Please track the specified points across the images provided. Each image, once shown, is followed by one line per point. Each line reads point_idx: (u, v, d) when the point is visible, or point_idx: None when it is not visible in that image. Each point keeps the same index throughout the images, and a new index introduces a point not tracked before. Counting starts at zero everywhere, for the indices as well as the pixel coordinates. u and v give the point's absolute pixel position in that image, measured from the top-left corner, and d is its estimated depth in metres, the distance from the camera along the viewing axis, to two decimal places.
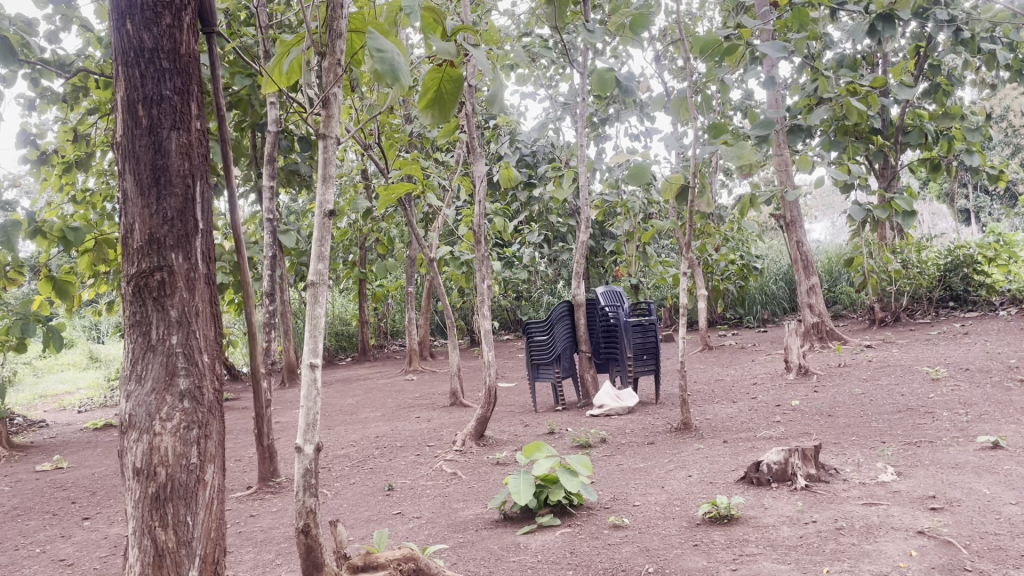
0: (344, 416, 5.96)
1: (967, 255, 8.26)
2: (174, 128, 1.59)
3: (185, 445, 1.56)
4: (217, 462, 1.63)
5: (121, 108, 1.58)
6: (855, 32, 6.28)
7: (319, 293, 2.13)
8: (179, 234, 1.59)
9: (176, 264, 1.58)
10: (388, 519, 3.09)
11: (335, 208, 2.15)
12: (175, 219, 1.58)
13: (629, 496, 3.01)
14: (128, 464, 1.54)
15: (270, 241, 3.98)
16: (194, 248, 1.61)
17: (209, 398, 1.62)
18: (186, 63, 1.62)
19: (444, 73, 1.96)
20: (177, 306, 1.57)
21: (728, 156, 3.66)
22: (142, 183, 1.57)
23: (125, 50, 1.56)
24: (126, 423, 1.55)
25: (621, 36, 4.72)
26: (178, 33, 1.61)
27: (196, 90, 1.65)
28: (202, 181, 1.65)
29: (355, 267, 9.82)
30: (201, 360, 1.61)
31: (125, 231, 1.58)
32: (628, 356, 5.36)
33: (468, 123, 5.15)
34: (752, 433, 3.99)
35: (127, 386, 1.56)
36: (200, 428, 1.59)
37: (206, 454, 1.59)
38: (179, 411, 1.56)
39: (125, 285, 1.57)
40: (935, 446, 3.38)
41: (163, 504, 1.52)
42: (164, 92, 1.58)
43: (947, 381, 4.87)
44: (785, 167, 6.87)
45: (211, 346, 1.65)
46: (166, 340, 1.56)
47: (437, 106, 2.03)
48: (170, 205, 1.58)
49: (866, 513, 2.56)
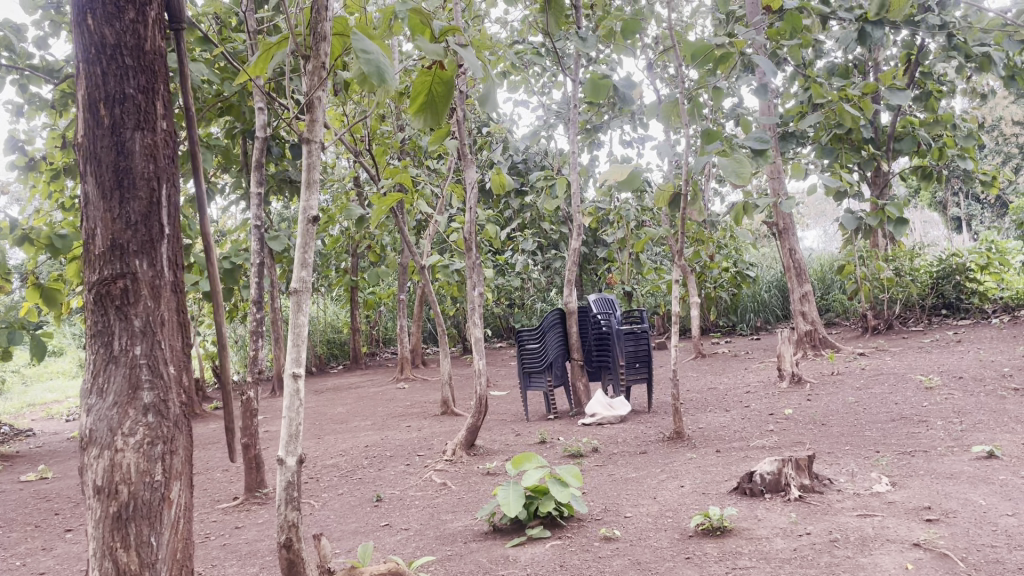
0: (334, 425, 5.91)
1: (960, 263, 8.24)
2: (138, 128, 1.55)
3: (149, 461, 1.51)
4: (183, 478, 1.59)
5: (82, 107, 1.53)
6: (845, 39, 6.28)
7: (302, 300, 2.07)
8: (143, 239, 1.54)
9: (140, 271, 1.53)
10: (375, 530, 3.03)
11: (319, 213, 2.11)
12: (138, 223, 1.54)
13: (620, 507, 2.96)
14: (89, 482, 1.49)
15: (258, 248, 3.91)
16: (159, 255, 1.57)
17: (174, 412, 1.58)
18: (151, 61, 1.58)
19: (434, 75, 1.91)
20: (141, 315, 1.53)
21: (722, 166, 3.63)
22: (104, 186, 1.53)
23: (88, 47, 1.52)
24: (87, 438, 1.50)
25: (613, 43, 4.70)
26: (142, 29, 1.56)
27: (162, 89, 1.61)
28: (168, 183, 1.61)
29: (347, 275, 9.77)
30: (166, 372, 1.56)
31: (87, 236, 1.53)
32: (621, 365, 5.30)
33: (459, 130, 5.12)
34: (745, 442, 3.96)
35: (87, 400, 1.51)
36: (165, 443, 1.55)
37: (171, 470, 1.55)
38: (143, 425, 1.51)
39: (87, 292, 1.52)
40: (929, 456, 3.35)
41: (125, 523, 1.47)
42: (126, 90, 1.53)
43: (941, 389, 4.84)
44: (778, 174, 6.85)
45: (177, 357, 1.61)
46: (129, 350, 1.51)
47: (430, 110, 1.99)
48: (134, 209, 1.53)
49: (860, 525, 2.52)
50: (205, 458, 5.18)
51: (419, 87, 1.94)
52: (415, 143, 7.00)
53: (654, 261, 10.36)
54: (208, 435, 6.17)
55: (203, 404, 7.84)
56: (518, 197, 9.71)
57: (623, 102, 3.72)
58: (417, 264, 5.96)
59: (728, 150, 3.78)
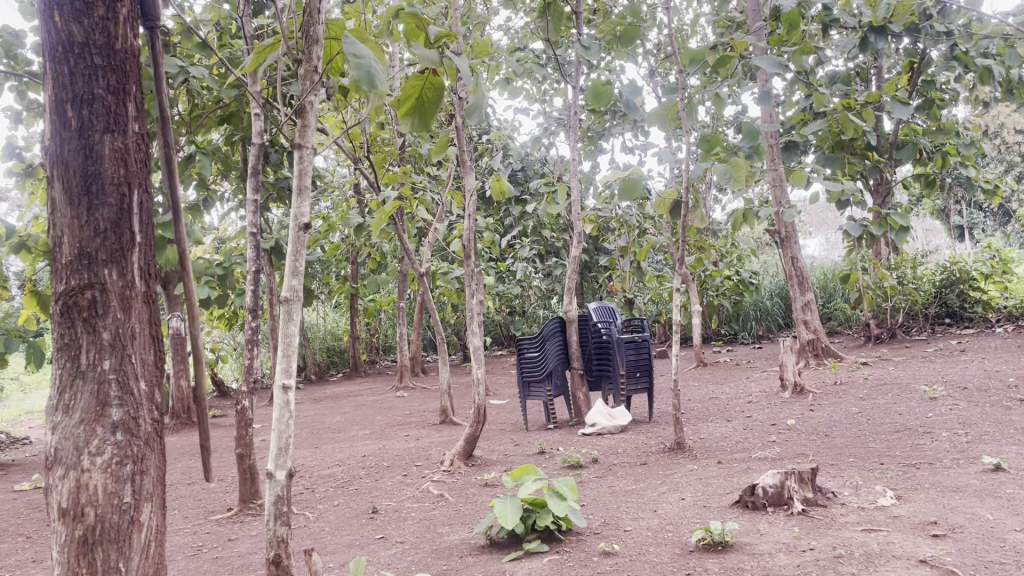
0: (332, 434, 5.85)
1: (965, 271, 8.15)
2: (107, 131, 1.59)
3: (117, 482, 1.56)
4: (154, 500, 1.64)
5: (50, 108, 1.57)
6: (847, 46, 6.24)
7: (293, 310, 2.02)
8: (112, 248, 1.59)
9: (109, 281, 1.58)
10: (370, 543, 2.98)
11: (311, 220, 2.08)
12: (107, 231, 1.58)
13: (620, 520, 2.90)
14: (55, 504, 1.54)
15: (255, 256, 3.85)
16: (129, 264, 1.61)
17: (145, 429, 1.63)
18: (122, 60, 1.62)
19: (426, 80, 1.86)
20: (110, 327, 1.57)
21: (724, 172, 3.58)
22: (72, 192, 1.56)
23: (55, 44, 1.55)
24: (52, 458, 1.54)
25: (614, 50, 4.67)
26: (112, 26, 1.60)
27: (134, 90, 1.65)
28: (139, 189, 1.66)
29: (347, 282, 9.72)
30: (136, 389, 1.61)
31: (54, 244, 1.57)
32: (622, 374, 5.24)
33: (459, 137, 5.07)
34: (747, 454, 3.90)
35: (54, 418, 1.56)
36: (134, 464, 1.60)
37: (141, 492, 1.60)
38: (111, 444, 1.56)
39: (54, 304, 1.56)
40: (935, 468, 3.29)
41: (92, 549, 1.52)
42: (95, 91, 1.57)
43: (945, 400, 4.78)
44: (781, 182, 6.80)
45: (148, 371, 1.65)
46: (97, 365, 1.56)
47: (418, 114, 1.94)
48: (102, 216, 1.58)
49: (865, 540, 2.46)
50: (201, 467, 5.12)
51: (409, 93, 1.89)
52: (415, 150, 6.95)
53: (655, 268, 10.32)
54: (205, 443, 6.11)
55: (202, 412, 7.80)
56: (518, 205, 9.66)
57: (626, 107, 3.68)
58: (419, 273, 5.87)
59: (729, 156, 3.74)
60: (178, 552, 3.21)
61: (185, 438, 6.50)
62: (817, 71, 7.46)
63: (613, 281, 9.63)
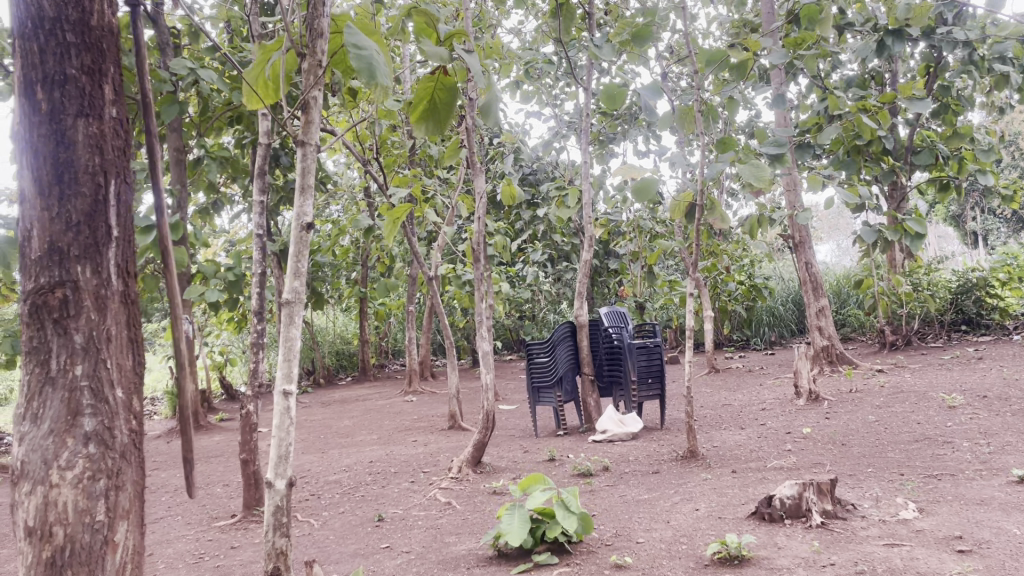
0: (339, 439, 5.78)
1: (981, 278, 7.99)
2: (81, 115, 1.54)
3: (90, 499, 1.50)
4: (131, 518, 1.59)
5: (18, 89, 1.52)
6: (863, 50, 6.12)
7: (294, 312, 1.97)
8: (86, 243, 1.54)
9: (82, 278, 1.53)
10: (375, 553, 2.91)
11: (314, 221, 1.99)
12: (79, 225, 1.53)
13: (632, 532, 2.82)
14: (21, 523, 1.47)
15: (260, 259, 3.76)
16: (104, 261, 1.56)
17: (121, 442, 1.58)
18: (98, 38, 1.58)
19: (438, 81, 1.79)
20: (83, 329, 1.52)
21: (741, 173, 3.51)
22: (43, 181, 1.52)
23: (25, 19, 1.51)
24: (19, 473, 1.48)
25: (627, 53, 4.61)
26: (87, 3, 1.56)
27: (111, 71, 1.61)
28: (116, 178, 1.61)
29: (356, 286, 9.67)
30: (111, 397, 1.55)
31: (23, 239, 1.52)
32: (633, 380, 5.15)
33: (468, 138, 4.98)
34: (762, 463, 3.80)
35: (21, 429, 1.50)
36: (109, 478, 1.54)
37: (116, 509, 1.54)
38: (83, 457, 1.50)
39: (24, 303, 1.51)
40: (957, 480, 3.19)
41: (60, 571, 1.45)
42: (68, 71, 1.53)
43: (964, 409, 4.67)
44: (796, 186, 6.68)
45: (126, 378, 1.60)
46: (69, 371, 1.51)
47: (432, 117, 1.87)
48: (75, 207, 1.53)
49: (888, 555, 2.36)
50: (207, 472, 5.06)
51: (421, 93, 1.82)
52: (425, 153, 6.88)
53: (667, 273, 10.21)
54: (212, 448, 6.06)
55: (209, 415, 7.75)
56: (529, 209, 9.59)
57: (642, 108, 3.61)
58: (429, 277, 5.78)
59: (745, 157, 3.66)
60: (179, 560, 3.14)
61: (191, 442, 6.45)
62: (832, 74, 7.36)
63: (624, 285, 9.54)
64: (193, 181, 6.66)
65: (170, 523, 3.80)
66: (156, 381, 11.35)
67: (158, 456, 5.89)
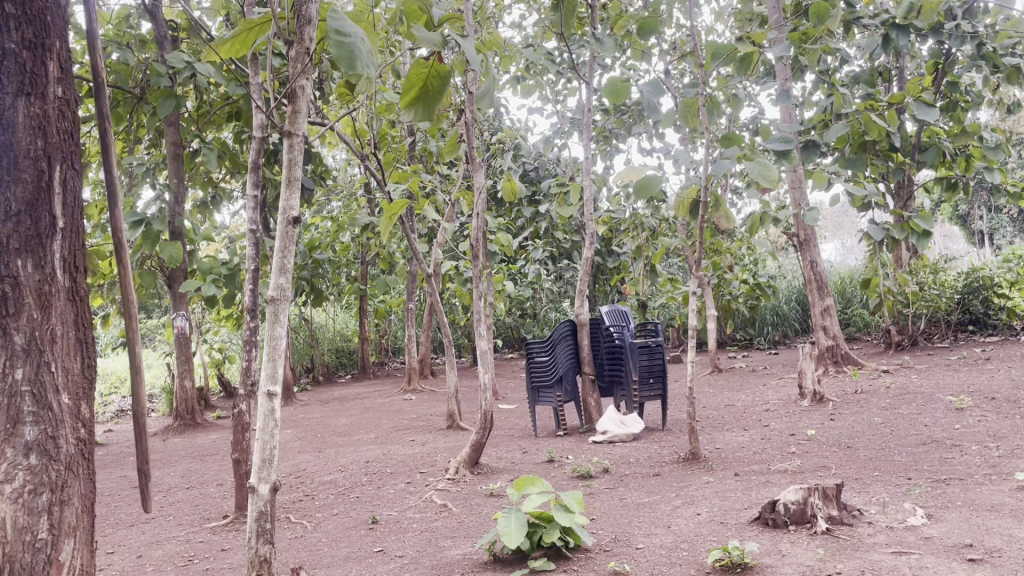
0: (337, 438, 5.71)
1: (987, 277, 7.95)
2: (20, 95, 1.69)
3: (31, 516, 1.62)
4: (78, 535, 1.70)
5: None
6: (869, 45, 6.04)
7: (280, 310, 1.89)
8: (26, 236, 1.67)
9: (24, 273, 1.66)
10: (368, 557, 2.83)
11: (301, 215, 1.92)
12: (19, 216, 1.67)
13: (632, 537, 2.75)
14: None
15: (254, 254, 3.65)
16: (46, 256, 1.70)
17: (66, 452, 1.70)
18: (40, 11, 1.73)
19: (430, 67, 1.71)
20: (25, 329, 1.65)
21: (747, 168, 3.41)
22: None
23: None
24: None
25: (630, 49, 4.53)
26: None
27: (55, 45, 1.77)
28: (60, 164, 1.75)
29: (357, 283, 9.60)
30: (55, 404, 1.68)
31: None
32: (634, 380, 5.08)
33: (468, 132, 4.89)
34: (766, 465, 3.72)
35: None
36: (52, 492, 1.66)
37: (61, 526, 1.66)
38: (25, 468, 1.63)
39: None
40: (966, 485, 3.10)
41: None
42: (8, 46, 1.69)
43: (972, 411, 4.59)
44: (800, 184, 6.58)
45: (71, 384, 1.72)
46: (10, 375, 1.63)
47: (422, 104, 1.79)
48: (17, 193, 1.67)
49: (896, 564, 2.28)
50: (202, 471, 4.99)
51: (412, 81, 1.73)
52: (426, 149, 6.81)
53: (669, 271, 10.10)
54: (208, 446, 6.00)
55: (206, 413, 7.69)
56: (530, 206, 9.52)
57: (643, 103, 3.53)
58: (430, 274, 5.67)
59: (751, 153, 3.57)
60: (168, 562, 3.07)
61: (188, 440, 6.38)
62: (839, 71, 7.27)
63: (626, 284, 9.46)
64: (192, 176, 6.59)
65: (161, 523, 3.73)
66: (155, 377, 11.29)
67: (153, 455, 5.82)
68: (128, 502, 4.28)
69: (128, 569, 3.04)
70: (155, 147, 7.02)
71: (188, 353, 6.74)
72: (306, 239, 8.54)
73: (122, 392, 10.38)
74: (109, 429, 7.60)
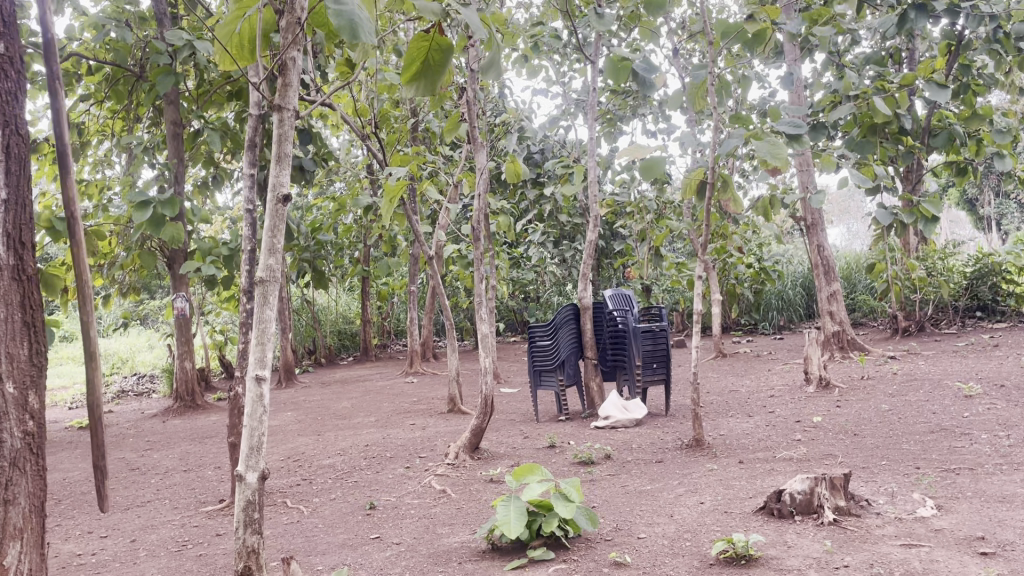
0: (337, 421, 5.66)
1: (996, 263, 7.90)
2: None
3: None
4: (26, 533, 1.76)
5: None
6: (884, 25, 5.91)
7: (269, 292, 1.82)
8: None
9: None
10: (364, 544, 2.77)
11: (291, 192, 1.86)
12: None
13: (634, 526, 2.68)
14: None
15: (252, 234, 3.48)
16: None
17: (11, 447, 1.75)
18: None
19: (433, 38, 1.60)
20: None
21: (756, 148, 3.31)
22: None
23: None
24: None
25: (638, 27, 4.42)
26: None
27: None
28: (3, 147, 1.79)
29: (359, 264, 9.53)
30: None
31: None
32: (638, 364, 5.00)
33: (470, 111, 4.76)
34: (771, 453, 3.66)
35: None
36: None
37: (8, 521, 1.73)
38: None
39: None
40: (977, 475, 3.03)
41: None
42: None
43: (981, 399, 4.51)
44: (807, 166, 6.49)
45: (17, 373, 1.77)
46: None
47: (424, 80, 1.67)
48: None
49: (906, 557, 2.21)
50: (200, 453, 4.95)
51: (413, 54, 1.63)
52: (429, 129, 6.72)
53: (673, 255, 10.00)
54: (207, 428, 5.96)
55: (207, 395, 7.66)
56: (534, 188, 9.39)
57: (646, 83, 3.44)
58: (432, 257, 5.56)
59: (759, 133, 3.47)
60: (161, 547, 3.02)
61: (188, 422, 6.34)
62: (849, 52, 7.14)
63: (631, 268, 9.37)
64: (192, 155, 6.52)
65: (156, 507, 3.68)
66: (157, 358, 11.29)
67: (152, 436, 5.78)
68: (125, 484, 4.24)
69: (120, 553, 2.99)
70: (155, 126, 6.94)
71: (189, 334, 6.69)
72: (308, 222, 8.48)
73: (123, 373, 10.37)
74: (110, 410, 7.59)
